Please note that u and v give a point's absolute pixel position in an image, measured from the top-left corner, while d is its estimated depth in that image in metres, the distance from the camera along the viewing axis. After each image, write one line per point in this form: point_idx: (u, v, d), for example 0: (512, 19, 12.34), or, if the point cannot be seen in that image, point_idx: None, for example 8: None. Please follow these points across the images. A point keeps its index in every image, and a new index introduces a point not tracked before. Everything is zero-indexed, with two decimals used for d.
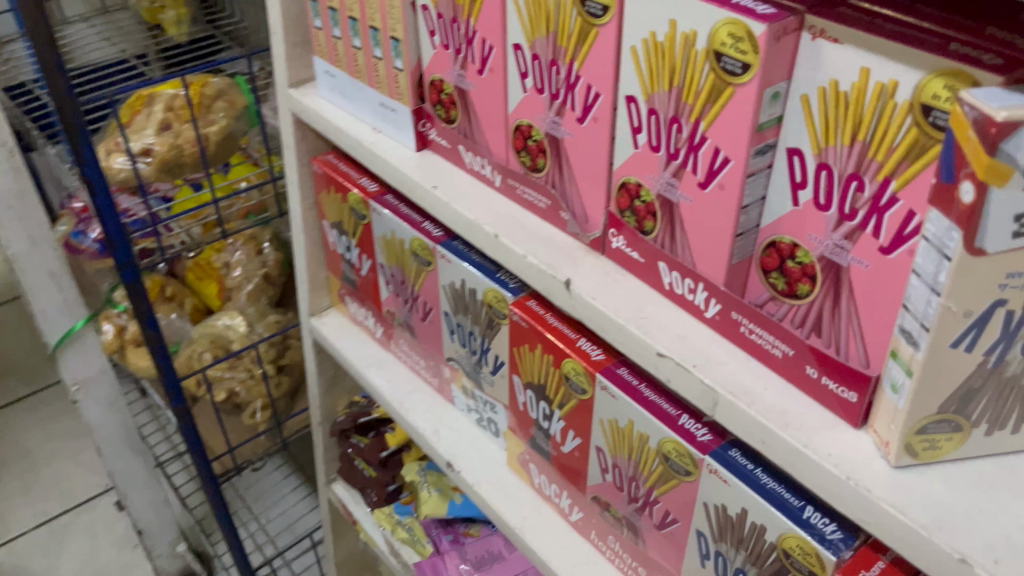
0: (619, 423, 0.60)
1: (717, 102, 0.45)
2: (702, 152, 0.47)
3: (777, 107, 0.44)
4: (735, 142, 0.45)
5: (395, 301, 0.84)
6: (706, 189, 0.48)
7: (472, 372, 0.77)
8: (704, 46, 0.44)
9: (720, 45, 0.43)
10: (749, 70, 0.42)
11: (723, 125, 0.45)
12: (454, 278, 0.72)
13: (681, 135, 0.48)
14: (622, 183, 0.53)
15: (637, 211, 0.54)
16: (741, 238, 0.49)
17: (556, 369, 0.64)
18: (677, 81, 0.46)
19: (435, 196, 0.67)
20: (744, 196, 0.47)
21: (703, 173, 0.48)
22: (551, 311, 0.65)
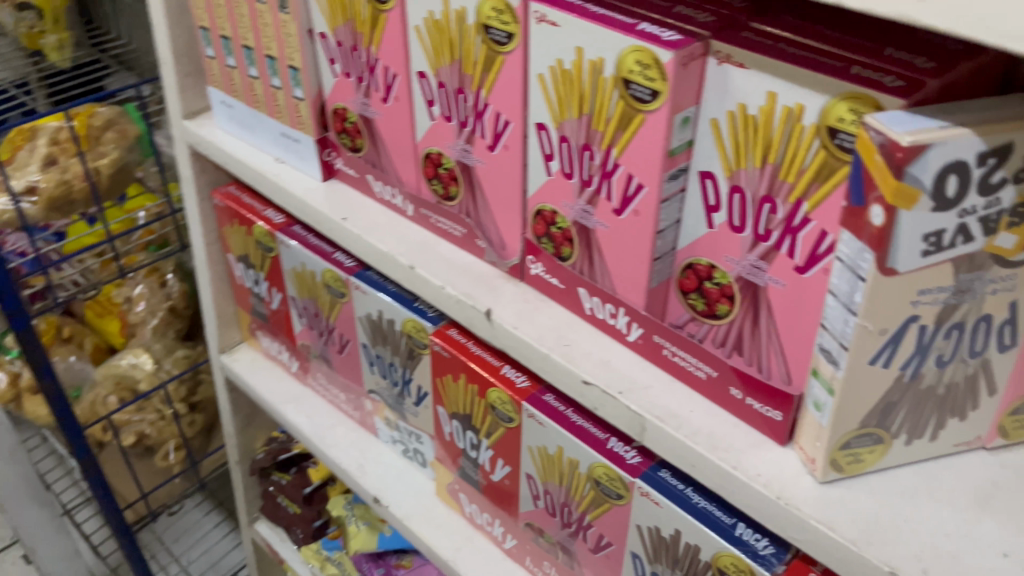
0: (548, 450, 0.59)
1: (628, 129, 0.44)
2: (615, 179, 0.47)
3: (687, 132, 0.44)
4: (647, 169, 0.45)
5: (310, 334, 0.81)
6: (622, 215, 0.48)
7: (395, 404, 0.75)
8: (611, 73, 0.44)
9: (628, 73, 0.43)
10: (658, 97, 0.42)
11: (635, 152, 0.45)
12: (370, 310, 0.70)
13: (594, 162, 0.48)
14: (538, 210, 0.53)
15: (555, 237, 0.53)
16: (659, 262, 0.49)
17: (480, 398, 0.63)
18: (586, 108, 0.46)
19: (345, 228, 0.65)
20: (659, 221, 0.47)
21: (617, 200, 0.48)
22: (472, 340, 0.63)
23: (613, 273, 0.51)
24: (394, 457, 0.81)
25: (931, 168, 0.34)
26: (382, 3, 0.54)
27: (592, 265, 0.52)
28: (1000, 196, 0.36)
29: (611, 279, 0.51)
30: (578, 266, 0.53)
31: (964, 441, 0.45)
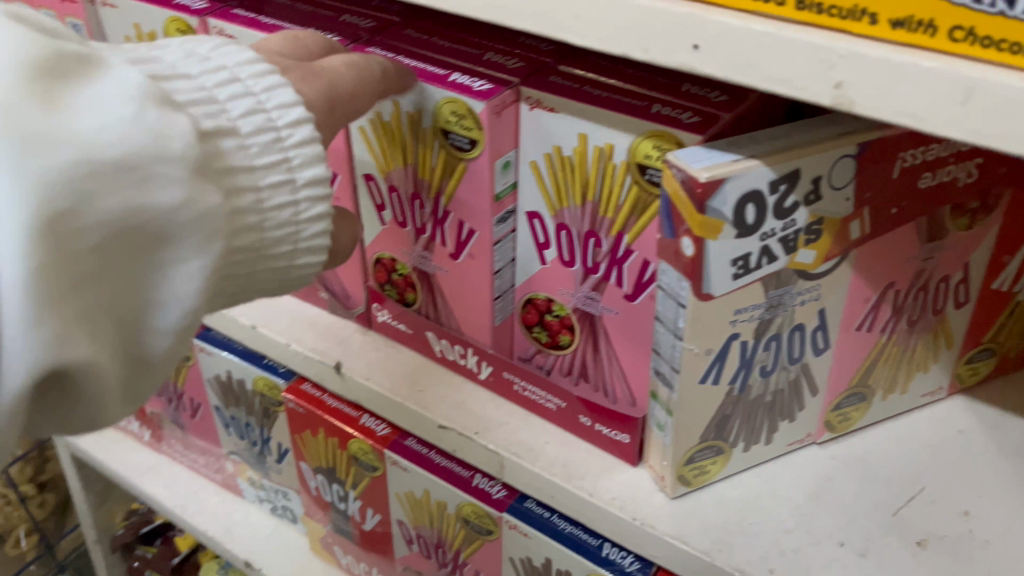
0: (415, 494, 0.59)
1: (453, 177, 0.46)
2: (447, 225, 0.48)
3: (510, 175, 0.46)
4: (476, 214, 0.46)
5: (159, 401, 0.77)
6: (460, 259, 0.49)
7: (257, 463, 0.73)
8: (430, 124, 0.45)
9: (446, 123, 0.44)
10: (477, 146, 0.43)
11: (462, 199, 0.46)
12: (218, 371, 0.68)
13: (425, 210, 0.48)
14: (377, 258, 0.53)
15: (397, 284, 0.53)
16: (500, 300, 0.50)
17: (341, 450, 0.62)
18: (410, 156, 0.47)
19: None
20: (495, 261, 0.48)
21: (452, 245, 0.49)
22: (327, 392, 0.62)
23: (457, 314, 0.52)
24: (263, 517, 0.78)
25: (730, 200, 0.36)
26: None
27: (436, 308, 0.52)
28: (796, 217, 0.39)
29: (455, 321, 0.52)
30: (422, 309, 0.53)
31: (796, 439, 0.48)
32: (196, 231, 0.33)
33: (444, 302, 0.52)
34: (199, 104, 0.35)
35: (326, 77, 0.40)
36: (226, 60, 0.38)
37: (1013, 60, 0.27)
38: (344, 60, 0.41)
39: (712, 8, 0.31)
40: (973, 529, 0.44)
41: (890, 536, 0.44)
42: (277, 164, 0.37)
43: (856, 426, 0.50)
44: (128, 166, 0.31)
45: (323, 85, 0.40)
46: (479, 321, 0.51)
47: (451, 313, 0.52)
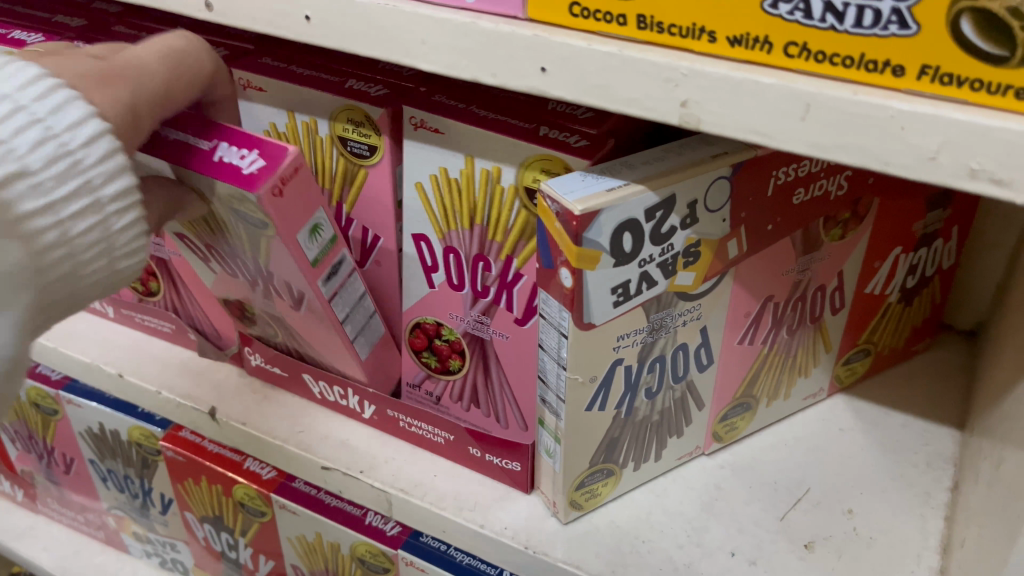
0: (307, 537, 0.57)
1: (259, 249, 0.41)
2: (274, 284, 0.44)
3: (320, 234, 0.42)
4: (298, 280, 0.43)
5: (29, 459, 0.72)
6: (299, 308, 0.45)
7: (140, 517, 0.69)
8: (211, 203, 0.39)
9: (230, 206, 0.38)
10: (271, 227, 0.39)
11: (277, 265, 0.42)
12: (89, 423, 0.64)
13: (246, 268, 0.44)
14: (225, 299, 0.50)
15: (252, 320, 0.51)
16: (358, 342, 0.48)
17: (226, 497, 0.59)
18: (206, 227, 0.42)
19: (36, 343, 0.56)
20: (338, 313, 0.45)
21: (288, 301, 0.45)
22: (207, 437, 0.59)
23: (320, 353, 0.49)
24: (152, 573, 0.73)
25: (606, 230, 0.35)
26: None
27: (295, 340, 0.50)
28: (673, 241, 0.38)
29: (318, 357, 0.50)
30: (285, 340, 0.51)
31: (686, 452, 0.48)
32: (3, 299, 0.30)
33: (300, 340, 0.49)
34: None
35: (122, 84, 0.34)
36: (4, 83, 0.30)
37: (846, 73, 0.27)
38: (155, 60, 0.36)
39: (557, 30, 0.31)
40: (857, 527, 0.45)
41: (779, 541, 0.44)
42: (80, 189, 0.31)
43: (742, 433, 0.51)
44: None
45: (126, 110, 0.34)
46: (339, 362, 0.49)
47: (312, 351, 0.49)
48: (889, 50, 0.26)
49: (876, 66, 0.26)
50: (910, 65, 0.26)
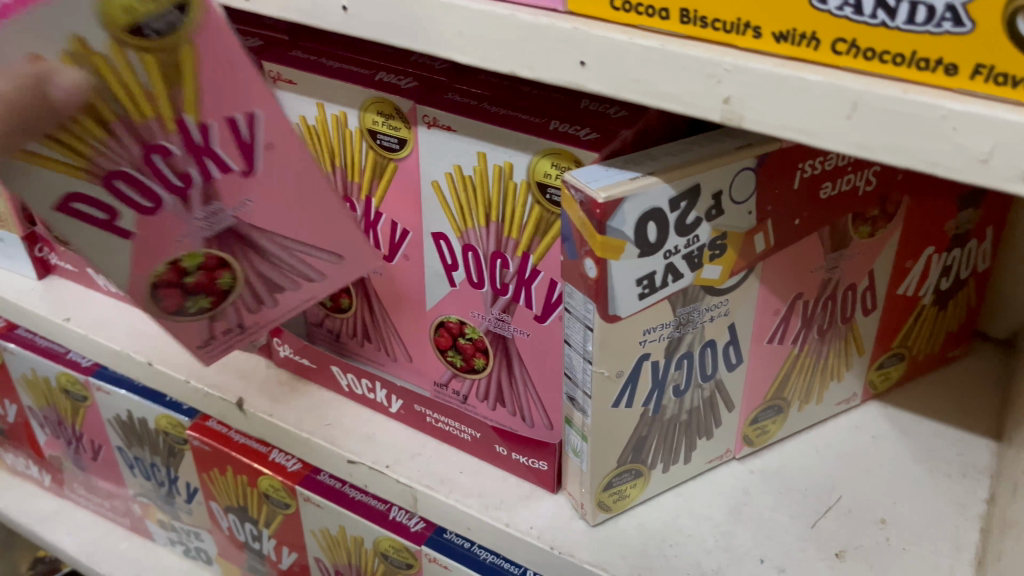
0: (331, 531, 0.56)
1: (183, 70, 0.36)
2: (213, 138, 0.39)
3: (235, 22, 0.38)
4: (247, 94, 0.38)
5: (57, 445, 0.72)
6: (253, 176, 0.41)
7: (165, 505, 0.69)
8: (103, 43, 0.34)
9: (131, 18, 0.34)
10: (189, 12, 0.35)
11: (212, 92, 0.37)
12: (118, 410, 0.64)
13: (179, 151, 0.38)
14: (153, 282, 0.41)
15: (200, 281, 0.43)
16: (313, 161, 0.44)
17: (251, 488, 0.59)
18: (111, 104, 0.35)
19: (68, 330, 0.57)
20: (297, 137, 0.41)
21: (233, 153, 0.40)
22: (233, 428, 0.59)
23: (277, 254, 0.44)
24: (176, 561, 0.74)
25: (630, 218, 0.35)
26: None
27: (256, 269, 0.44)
28: (699, 233, 0.38)
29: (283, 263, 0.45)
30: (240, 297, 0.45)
31: (716, 456, 0.48)
32: None
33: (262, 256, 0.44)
34: None
35: None
36: None
37: (895, 72, 0.26)
38: None
39: (596, 24, 0.31)
40: (889, 537, 0.44)
41: (809, 549, 0.44)
42: None
43: (773, 438, 0.50)
44: None
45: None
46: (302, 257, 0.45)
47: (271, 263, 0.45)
48: (941, 48, 0.25)
49: (928, 65, 0.26)
50: (963, 64, 0.25)
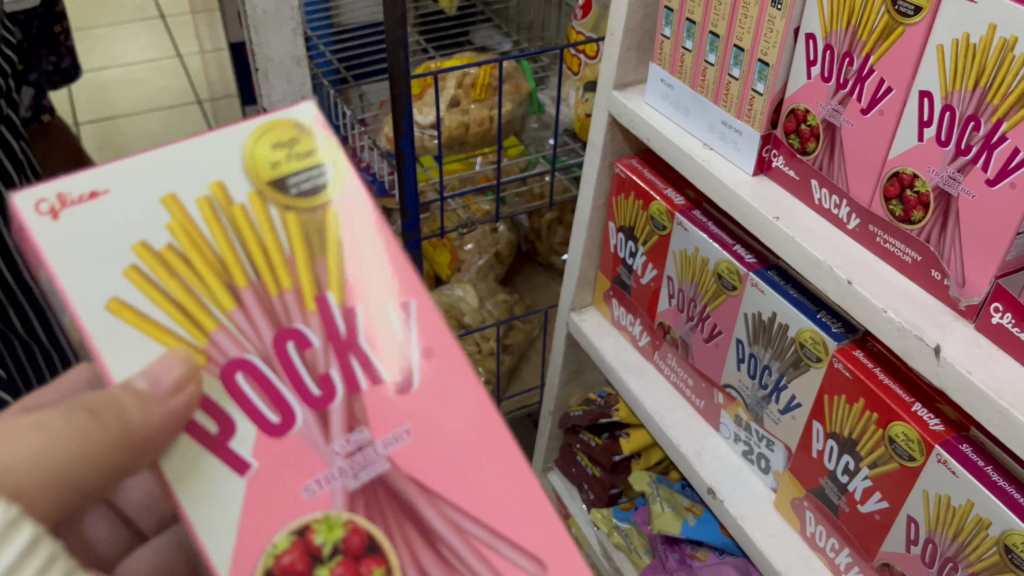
0: (950, 501, 0.56)
1: (329, 220, 0.49)
2: (309, 317, 0.48)
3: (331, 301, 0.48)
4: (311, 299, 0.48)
5: (676, 316, 0.83)
6: (338, 345, 0.48)
7: (755, 406, 0.76)
8: (281, 226, 0.48)
9: (305, 142, 0.50)
10: (327, 246, 0.49)
11: (347, 278, 0.49)
12: (762, 309, 0.71)
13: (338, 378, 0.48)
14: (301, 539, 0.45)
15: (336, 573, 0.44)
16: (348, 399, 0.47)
17: (877, 428, 0.62)
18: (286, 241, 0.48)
19: (777, 228, 0.64)
20: (349, 309, 0.49)
21: (360, 351, 0.49)
22: (881, 366, 0.62)
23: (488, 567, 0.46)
24: (733, 456, 0.82)
25: None
26: (905, 16, 0.52)
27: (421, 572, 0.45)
28: None
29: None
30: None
31: None
32: (314, 236, 0.49)
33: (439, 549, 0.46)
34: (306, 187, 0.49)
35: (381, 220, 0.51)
36: (312, 170, 0.50)
37: None
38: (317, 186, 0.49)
39: None
40: None
41: None
42: (308, 173, 0.49)
43: None
44: (275, 178, 0.49)
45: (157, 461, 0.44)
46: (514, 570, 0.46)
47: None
48: None
49: None
50: None
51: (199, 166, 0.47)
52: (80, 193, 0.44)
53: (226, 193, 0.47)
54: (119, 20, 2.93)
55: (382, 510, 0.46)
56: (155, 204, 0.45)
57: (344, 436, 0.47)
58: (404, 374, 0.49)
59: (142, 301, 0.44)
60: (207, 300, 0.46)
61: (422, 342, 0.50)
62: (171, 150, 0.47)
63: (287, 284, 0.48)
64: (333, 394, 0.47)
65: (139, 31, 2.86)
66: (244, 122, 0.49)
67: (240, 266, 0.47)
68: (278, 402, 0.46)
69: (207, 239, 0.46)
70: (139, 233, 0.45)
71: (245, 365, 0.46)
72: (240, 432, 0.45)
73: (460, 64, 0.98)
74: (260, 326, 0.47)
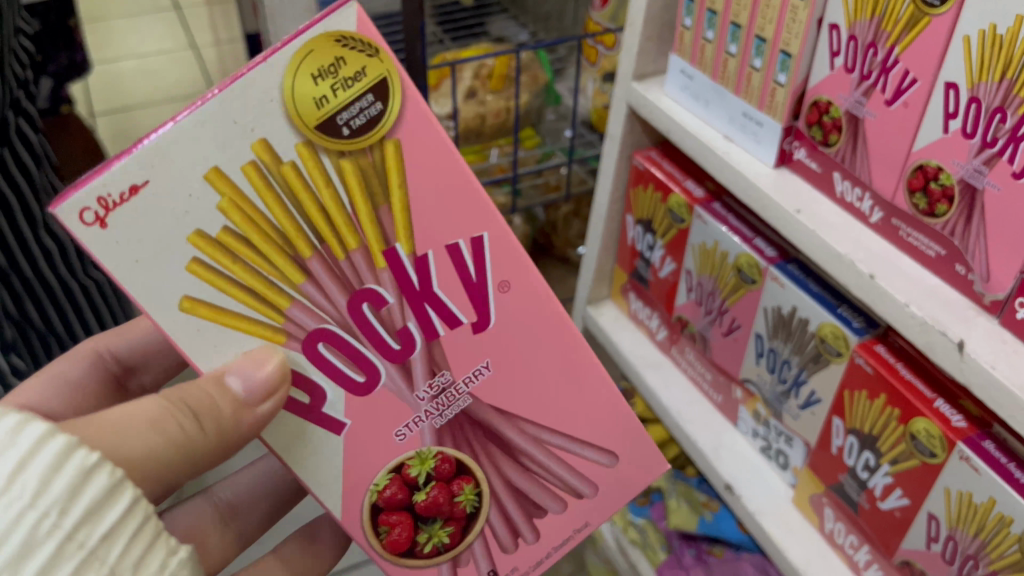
0: (972, 498, 0.56)
1: (393, 165, 0.48)
2: (382, 280, 0.49)
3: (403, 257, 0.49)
4: (385, 261, 0.48)
5: (695, 310, 0.83)
6: (411, 298, 0.50)
7: (774, 401, 0.76)
8: (338, 185, 0.46)
9: (342, 68, 0.44)
10: (392, 198, 0.48)
11: (421, 233, 0.49)
12: (782, 303, 0.70)
13: (417, 327, 0.50)
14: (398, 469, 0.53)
15: (434, 497, 0.54)
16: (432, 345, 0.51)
17: (899, 424, 0.61)
18: (354, 203, 0.47)
19: (798, 221, 0.63)
20: (424, 267, 0.49)
21: (433, 304, 0.50)
22: (903, 362, 0.61)
23: (563, 461, 0.57)
24: (751, 452, 0.81)
25: None
26: (931, 6, 0.52)
27: (502, 477, 0.56)
28: None
29: (561, 490, 0.58)
30: (489, 518, 0.57)
31: None
32: (380, 188, 0.47)
33: (521, 458, 0.56)
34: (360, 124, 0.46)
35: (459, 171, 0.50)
36: (359, 107, 0.45)
37: None
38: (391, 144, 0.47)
39: None
40: None
41: None
42: (359, 108, 0.46)
43: None
44: (320, 119, 0.45)
45: (237, 446, 0.49)
46: (590, 462, 0.58)
47: (540, 480, 0.57)
48: None
49: None
50: None
51: (207, 121, 0.43)
52: (119, 192, 0.42)
53: (270, 151, 0.44)
54: (135, 12, 2.94)
55: (467, 438, 0.54)
56: (198, 181, 0.43)
57: (427, 383, 0.52)
58: (480, 314, 0.52)
59: (215, 295, 0.46)
60: (275, 279, 0.47)
61: (499, 274, 0.52)
62: (198, 109, 0.42)
63: (354, 244, 0.48)
64: (412, 345, 0.51)
65: (154, 22, 2.87)
66: (275, 51, 0.43)
67: (301, 235, 0.47)
68: (362, 363, 0.50)
69: (266, 216, 0.46)
70: (188, 221, 0.44)
71: (325, 336, 0.48)
72: (331, 397, 0.50)
73: (477, 54, 0.98)
74: (334, 296, 0.48)
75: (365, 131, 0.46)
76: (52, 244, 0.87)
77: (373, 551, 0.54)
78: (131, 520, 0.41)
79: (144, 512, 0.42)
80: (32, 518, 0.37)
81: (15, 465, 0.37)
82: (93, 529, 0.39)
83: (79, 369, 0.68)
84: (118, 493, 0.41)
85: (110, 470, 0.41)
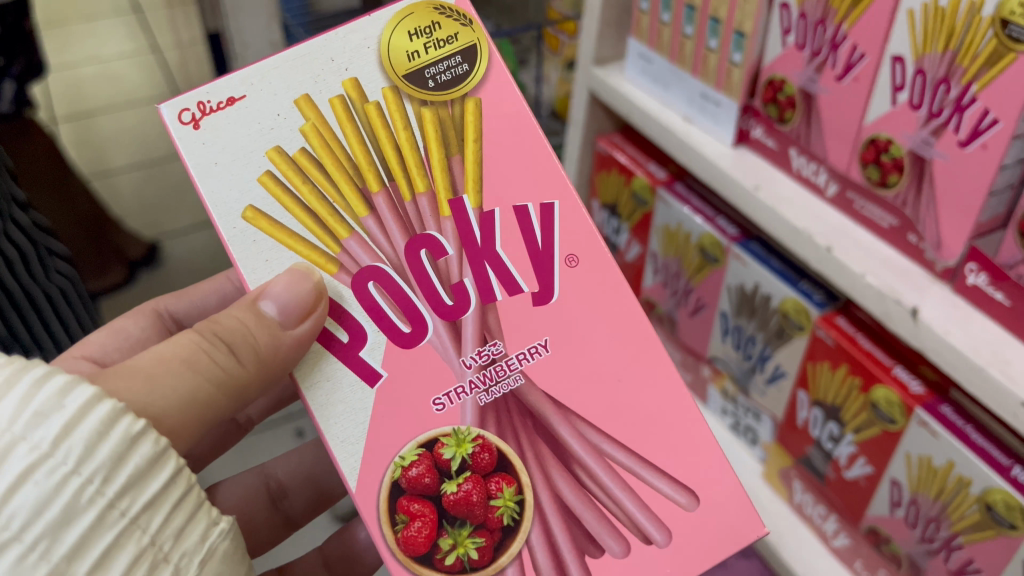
0: (933, 461, 0.57)
1: (473, 120, 0.51)
2: (447, 221, 0.50)
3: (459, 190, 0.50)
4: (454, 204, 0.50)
5: (662, 291, 0.84)
6: (475, 247, 0.50)
7: (742, 378, 0.77)
8: (415, 125, 0.50)
9: (438, 32, 0.50)
10: (461, 148, 0.51)
11: (491, 181, 0.51)
12: (744, 281, 0.72)
13: (475, 283, 0.50)
14: (433, 443, 0.48)
15: (467, 491, 0.48)
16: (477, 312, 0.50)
17: (861, 393, 0.62)
18: (424, 148, 0.50)
19: (757, 198, 0.64)
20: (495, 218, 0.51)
21: (495, 260, 0.50)
22: (863, 333, 0.63)
23: (626, 487, 0.49)
24: (721, 430, 0.82)
25: None
26: None
27: (552, 489, 0.49)
28: None
29: (626, 529, 0.49)
30: (529, 540, 0.48)
31: None
32: (451, 131, 0.51)
33: (574, 470, 0.49)
34: (445, 79, 0.51)
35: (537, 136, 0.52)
36: (447, 63, 0.51)
37: None
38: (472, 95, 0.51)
39: None
40: None
41: None
42: (444, 65, 0.51)
43: None
44: (407, 72, 0.50)
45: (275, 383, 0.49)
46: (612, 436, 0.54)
47: (598, 507, 0.49)
48: None
49: None
50: None
51: (311, 61, 0.48)
52: (218, 100, 0.47)
53: (360, 91, 0.49)
54: (95, 17, 2.90)
55: (514, 428, 0.49)
56: (289, 106, 0.48)
57: (476, 350, 0.49)
58: (544, 283, 0.51)
59: (278, 211, 0.48)
60: (343, 210, 0.49)
61: (566, 248, 0.51)
62: (310, 44, 0.48)
63: (422, 188, 0.50)
64: (465, 303, 0.50)
65: (115, 27, 2.83)
66: (383, 10, 0.50)
67: (372, 170, 0.50)
68: (411, 313, 0.49)
69: (342, 145, 0.49)
70: (273, 138, 0.48)
71: (376, 274, 0.49)
72: (372, 341, 0.48)
73: None
74: (393, 235, 0.49)
75: (446, 84, 0.51)
76: (15, 252, 0.83)
77: (385, 541, 0.47)
78: (173, 489, 0.41)
79: (185, 481, 0.42)
80: (76, 484, 0.37)
81: (62, 430, 0.37)
82: (135, 499, 0.39)
83: (141, 327, 0.67)
84: (164, 460, 0.41)
85: (155, 438, 0.40)
